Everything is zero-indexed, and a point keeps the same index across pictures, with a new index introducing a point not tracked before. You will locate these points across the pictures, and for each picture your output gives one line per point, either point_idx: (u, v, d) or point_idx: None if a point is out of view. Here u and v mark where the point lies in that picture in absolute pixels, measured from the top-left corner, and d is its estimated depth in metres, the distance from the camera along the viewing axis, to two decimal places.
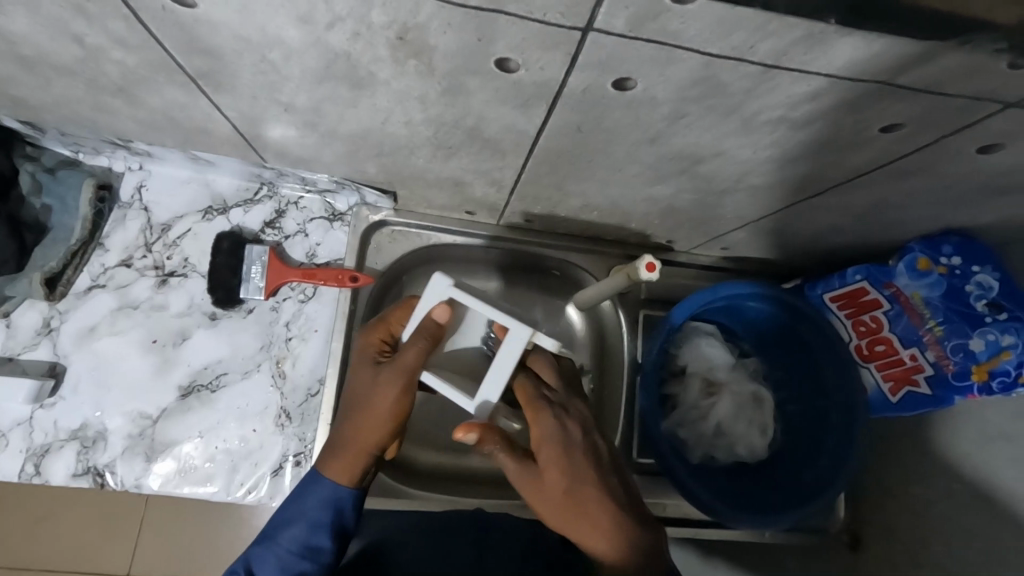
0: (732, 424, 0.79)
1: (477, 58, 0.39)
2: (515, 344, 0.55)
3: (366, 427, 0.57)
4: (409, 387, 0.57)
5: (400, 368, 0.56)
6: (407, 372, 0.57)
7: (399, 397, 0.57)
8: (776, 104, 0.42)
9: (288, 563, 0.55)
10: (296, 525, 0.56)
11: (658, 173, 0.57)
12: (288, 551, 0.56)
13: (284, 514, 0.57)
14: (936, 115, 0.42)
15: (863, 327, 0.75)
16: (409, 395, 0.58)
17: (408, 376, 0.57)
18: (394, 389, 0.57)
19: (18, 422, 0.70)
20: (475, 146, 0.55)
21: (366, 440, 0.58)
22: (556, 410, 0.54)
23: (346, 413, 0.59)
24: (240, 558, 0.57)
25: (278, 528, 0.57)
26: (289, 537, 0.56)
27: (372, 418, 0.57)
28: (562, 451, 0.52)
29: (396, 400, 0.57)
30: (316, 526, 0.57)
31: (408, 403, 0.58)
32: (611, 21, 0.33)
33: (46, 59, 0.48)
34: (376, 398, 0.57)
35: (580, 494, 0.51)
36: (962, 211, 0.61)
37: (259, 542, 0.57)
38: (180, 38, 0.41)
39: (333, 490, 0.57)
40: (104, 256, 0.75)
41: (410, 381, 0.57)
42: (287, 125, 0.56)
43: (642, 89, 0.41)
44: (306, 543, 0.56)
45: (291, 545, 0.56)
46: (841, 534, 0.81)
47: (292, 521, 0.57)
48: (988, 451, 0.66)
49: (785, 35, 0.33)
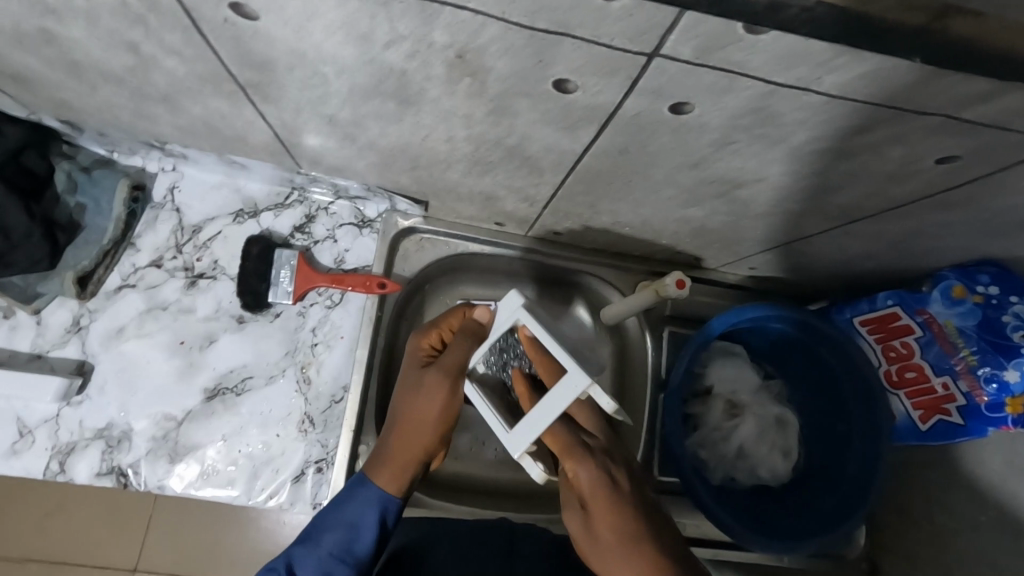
0: (755, 446, 0.78)
1: (532, 80, 0.39)
2: (569, 391, 0.48)
3: (414, 431, 0.59)
4: (456, 388, 0.59)
5: (446, 369, 0.58)
6: (452, 372, 0.58)
7: (448, 396, 0.59)
8: (829, 133, 0.41)
9: (329, 565, 0.56)
10: (340, 529, 0.57)
11: (695, 196, 0.57)
12: (330, 554, 0.56)
13: (326, 518, 0.59)
14: (993, 150, 0.41)
15: (894, 353, 0.75)
16: (458, 395, 0.59)
17: (455, 373, 0.58)
18: (440, 389, 0.58)
19: (45, 419, 0.70)
20: (514, 163, 0.55)
21: (415, 441, 0.59)
22: (598, 456, 0.52)
23: (398, 421, 0.60)
24: (280, 555, 0.58)
25: (320, 531, 0.58)
26: (332, 540, 0.57)
27: (418, 418, 0.59)
28: (607, 498, 0.50)
29: (443, 400, 0.59)
30: (357, 530, 0.58)
31: (457, 402, 0.60)
32: (676, 49, 0.33)
33: (95, 65, 0.48)
34: (423, 397, 0.59)
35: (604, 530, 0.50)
36: (1001, 243, 0.60)
37: (301, 543, 0.58)
38: (233, 52, 0.41)
39: (381, 496, 0.59)
40: (135, 256, 0.75)
41: (460, 380, 0.59)
42: (326, 136, 0.56)
43: (695, 115, 0.41)
44: (348, 549, 0.57)
45: (333, 548, 0.56)
46: (860, 561, 0.80)
47: (336, 525, 0.58)
48: (1019, 485, 0.64)
49: (851, 68, 0.33)
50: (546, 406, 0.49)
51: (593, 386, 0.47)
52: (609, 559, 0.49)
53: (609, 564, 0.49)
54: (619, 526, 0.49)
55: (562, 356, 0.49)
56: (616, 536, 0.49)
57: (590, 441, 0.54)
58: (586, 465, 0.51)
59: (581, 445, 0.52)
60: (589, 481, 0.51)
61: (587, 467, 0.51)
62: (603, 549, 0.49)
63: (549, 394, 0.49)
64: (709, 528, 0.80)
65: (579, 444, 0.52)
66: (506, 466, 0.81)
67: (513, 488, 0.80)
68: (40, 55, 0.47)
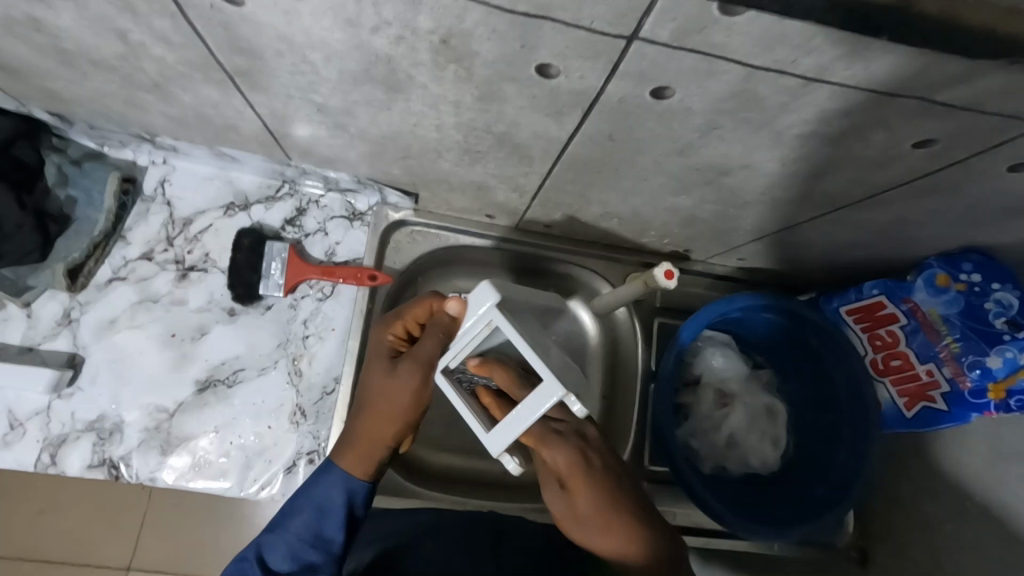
0: (744, 434, 0.79)
1: (518, 65, 0.40)
2: (545, 400, 0.49)
3: (382, 422, 0.59)
4: (427, 381, 0.58)
5: (418, 363, 0.57)
6: (423, 366, 0.57)
7: (417, 389, 0.58)
8: (810, 118, 0.42)
9: (299, 551, 0.56)
10: (307, 512, 0.57)
11: (682, 184, 0.57)
12: (299, 539, 0.56)
13: (292, 502, 0.59)
14: (969, 134, 0.42)
15: (879, 341, 0.76)
16: (428, 387, 0.58)
17: (426, 367, 0.57)
18: (411, 384, 0.58)
19: (36, 412, 0.70)
20: (503, 151, 0.56)
21: (384, 431, 0.59)
22: (570, 439, 0.52)
23: (362, 410, 0.60)
24: (250, 543, 0.57)
25: (287, 515, 0.58)
26: (299, 525, 0.57)
27: (386, 410, 0.58)
28: (583, 476, 0.51)
29: (413, 393, 0.58)
30: (325, 514, 0.57)
31: (426, 394, 0.59)
32: (657, 32, 0.34)
33: (84, 53, 0.48)
34: (393, 391, 0.58)
35: (587, 506, 0.51)
36: (982, 230, 0.61)
37: (271, 529, 0.57)
38: (221, 37, 0.42)
39: (346, 480, 0.59)
40: (125, 249, 0.75)
41: (431, 373, 0.58)
42: (317, 125, 0.56)
43: (679, 100, 0.41)
44: (317, 533, 0.57)
45: (302, 533, 0.56)
46: (849, 549, 0.81)
47: (302, 509, 0.57)
48: (1002, 469, 0.65)
49: (828, 50, 0.34)
50: (525, 411, 0.50)
51: (565, 394, 0.49)
52: (597, 534, 0.51)
53: (598, 535, 0.51)
54: (598, 507, 0.51)
55: (537, 363, 0.50)
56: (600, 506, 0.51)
57: (562, 426, 0.53)
58: (560, 449, 0.51)
59: (552, 431, 0.52)
60: (564, 463, 0.51)
61: (561, 452, 0.51)
62: (590, 527, 0.51)
63: (524, 401, 0.50)
64: (700, 517, 0.81)
65: (550, 430, 0.52)
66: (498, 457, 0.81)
67: (503, 479, 0.80)
68: (29, 42, 0.48)
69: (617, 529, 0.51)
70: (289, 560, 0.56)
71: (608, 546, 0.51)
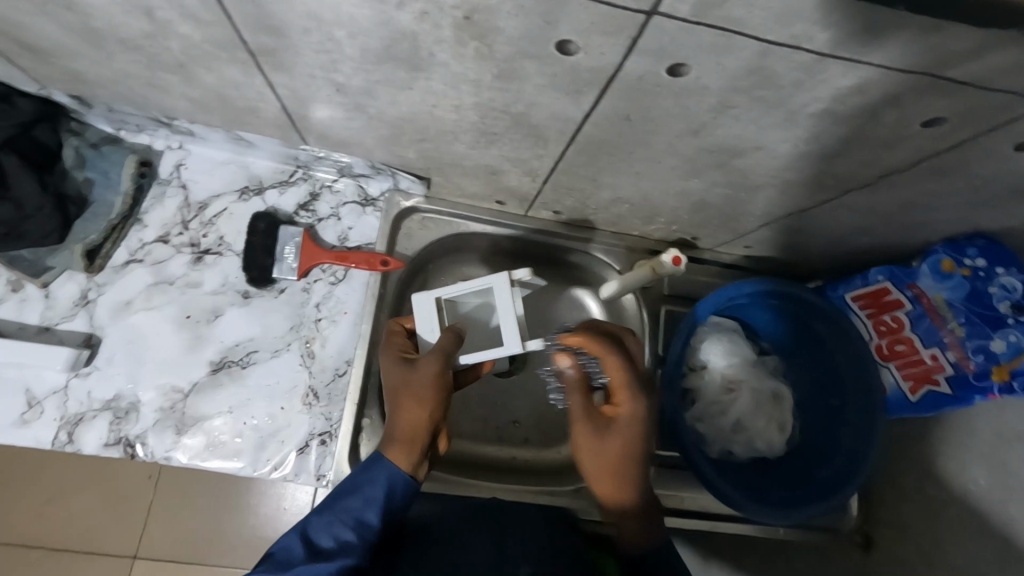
0: (751, 418, 0.79)
1: (540, 42, 0.41)
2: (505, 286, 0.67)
3: (416, 407, 0.62)
4: (445, 369, 0.63)
5: (436, 352, 0.63)
6: (444, 356, 0.63)
7: (439, 376, 0.63)
8: (825, 96, 0.43)
9: (341, 531, 0.57)
10: (354, 497, 0.59)
11: (694, 166, 0.58)
12: (342, 521, 0.57)
13: (344, 486, 0.60)
14: (978, 112, 0.43)
15: (885, 327, 0.77)
16: (448, 375, 0.64)
17: (443, 358, 0.63)
18: (431, 371, 0.63)
19: (53, 390, 0.71)
20: (519, 132, 0.57)
21: (416, 420, 0.62)
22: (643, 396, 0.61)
23: (394, 408, 0.64)
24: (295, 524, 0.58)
25: (335, 501, 0.59)
26: (344, 507, 0.58)
27: (420, 397, 0.63)
28: (636, 426, 0.61)
29: (436, 377, 0.63)
30: (367, 500, 0.59)
31: (445, 385, 0.64)
32: (678, 7, 0.35)
33: (112, 32, 0.49)
34: (418, 381, 0.63)
35: (617, 447, 0.60)
36: (988, 213, 0.62)
37: (319, 512, 0.58)
38: (250, 15, 0.43)
39: (389, 469, 0.60)
40: (141, 231, 0.76)
41: (449, 365, 0.64)
42: (336, 106, 0.57)
43: (696, 77, 0.42)
44: (358, 516, 0.58)
45: (345, 514, 0.58)
46: (853, 534, 0.83)
47: (349, 493, 0.59)
48: (1005, 451, 0.66)
49: (844, 24, 0.35)
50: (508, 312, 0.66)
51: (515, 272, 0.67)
52: (601, 462, 0.61)
53: (602, 462, 0.61)
54: (638, 444, 0.61)
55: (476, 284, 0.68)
56: (622, 448, 0.60)
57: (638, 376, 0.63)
58: (633, 400, 0.61)
59: (636, 383, 0.61)
60: (635, 410, 0.61)
61: (655, 395, 0.63)
62: (605, 453, 0.61)
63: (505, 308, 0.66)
64: (707, 501, 0.82)
65: (638, 381, 0.61)
66: (510, 441, 0.83)
67: (514, 464, 0.82)
68: (59, 22, 0.49)
69: (624, 444, 0.60)
70: (333, 539, 0.56)
71: (601, 471, 0.61)
